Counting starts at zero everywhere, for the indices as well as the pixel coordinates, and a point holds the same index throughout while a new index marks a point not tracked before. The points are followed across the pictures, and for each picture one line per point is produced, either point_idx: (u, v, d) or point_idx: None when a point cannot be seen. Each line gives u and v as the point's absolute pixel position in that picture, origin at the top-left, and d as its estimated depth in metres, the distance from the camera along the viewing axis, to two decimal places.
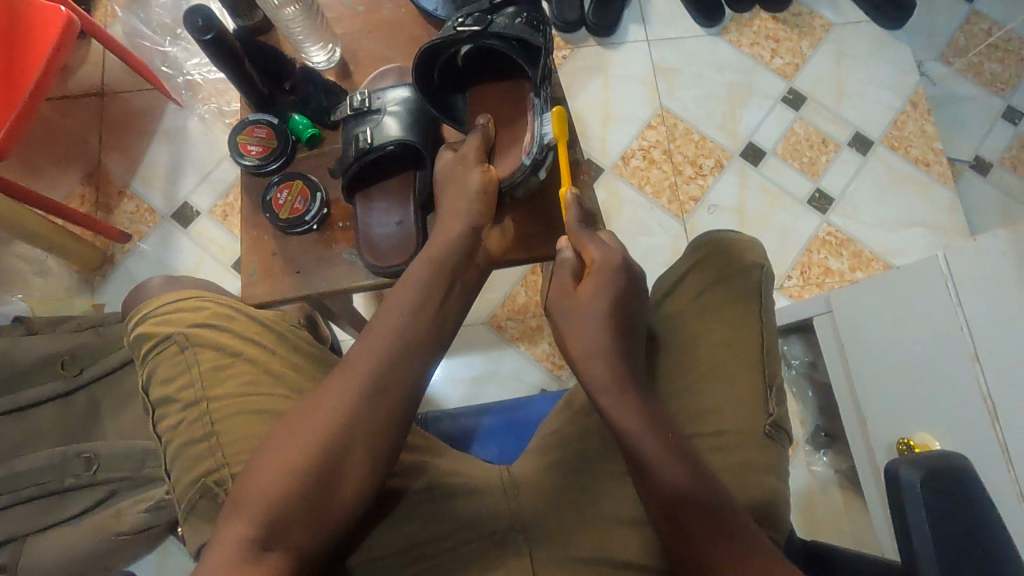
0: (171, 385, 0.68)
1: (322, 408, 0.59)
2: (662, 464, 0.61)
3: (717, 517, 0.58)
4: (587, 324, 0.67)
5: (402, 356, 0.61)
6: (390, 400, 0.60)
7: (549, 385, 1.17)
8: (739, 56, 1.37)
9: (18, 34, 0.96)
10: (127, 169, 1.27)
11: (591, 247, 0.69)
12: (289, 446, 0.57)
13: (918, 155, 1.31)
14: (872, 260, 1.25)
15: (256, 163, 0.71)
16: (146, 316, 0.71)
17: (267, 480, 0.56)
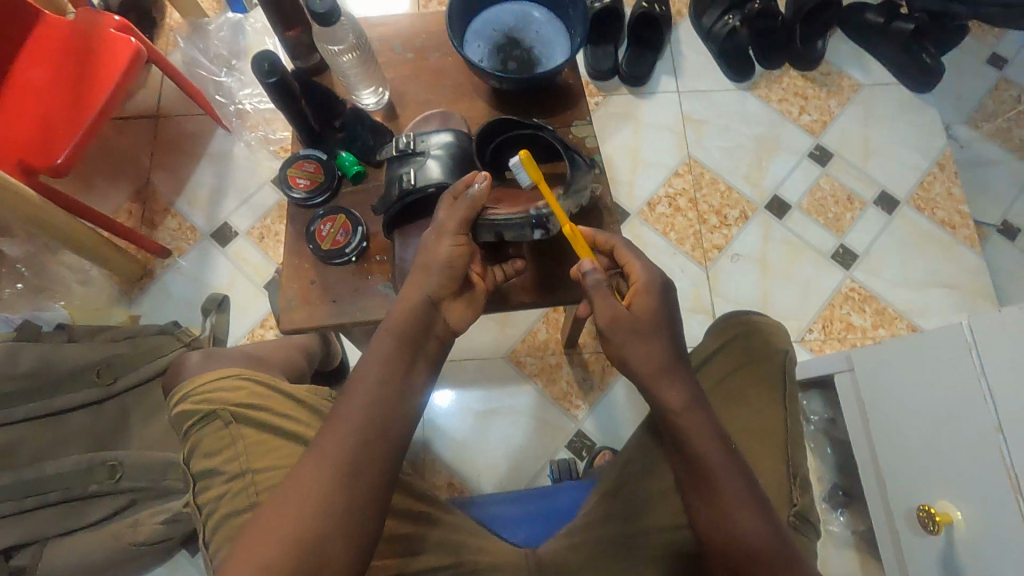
0: (214, 457, 0.70)
1: (315, 462, 0.56)
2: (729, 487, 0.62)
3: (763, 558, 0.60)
4: (643, 337, 0.64)
5: (389, 410, 0.60)
6: (379, 445, 0.58)
7: (565, 425, 1.17)
8: (768, 111, 1.40)
9: (92, 60, 1.04)
10: (173, 188, 1.33)
11: (634, 265, 0.67)
12: (287, 504, 0.55)
13: (944, 217, 1.32)
14: (896, 318, 1.25)
15: (304, 197, 0.75)
16: (188, 393, 0.74)
17: (261, 543, 0.53)
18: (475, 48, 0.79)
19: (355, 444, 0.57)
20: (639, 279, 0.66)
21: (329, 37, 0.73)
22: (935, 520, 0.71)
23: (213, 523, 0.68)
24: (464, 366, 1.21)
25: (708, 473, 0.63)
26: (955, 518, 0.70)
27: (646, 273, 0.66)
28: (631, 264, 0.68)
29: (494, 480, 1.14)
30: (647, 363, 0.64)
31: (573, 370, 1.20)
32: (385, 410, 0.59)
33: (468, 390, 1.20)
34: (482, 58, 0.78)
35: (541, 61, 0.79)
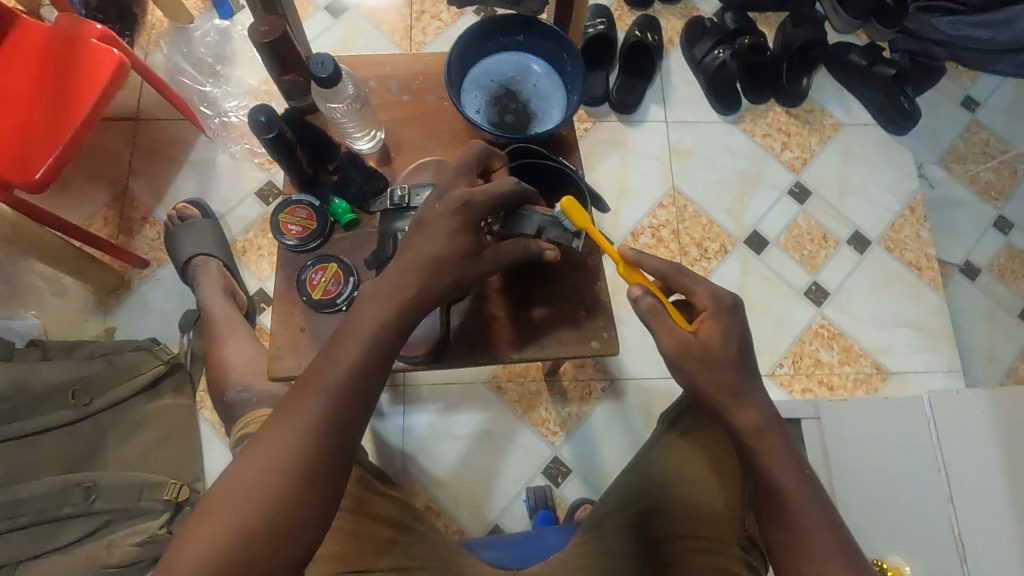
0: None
1: (262, 460, 0.52)
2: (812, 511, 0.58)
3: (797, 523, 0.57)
4: (717, 355, 0.62)
5: (348, 412, 0.55)
6: (360, 404, 0.55)
7: (541, 451, 1.20)
8: (752, 146, 1.43)
9: (73, 71, 1.01)
10: (152, 196, 1.29)
11: (699, 289, 0.64)
12: (228, 504, 0.50)
13: (911, 258, 1.38)
14: (861, 355, 1.31)
15: (297, 243, 0.75)
16: (255, 418, 0.81)
17: (234, 504, 0.50)
18: (473, 98, 0.80)
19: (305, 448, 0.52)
20: (704, 302, 0.63)
21: (329, 93, 0.72)
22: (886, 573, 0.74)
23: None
24: (445, 389, 1.23)
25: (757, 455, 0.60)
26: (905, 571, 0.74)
27: (712, 295, 0.64)
28: (695, 287, 0.65)
29: (471, 502, 1.17)
30: (714, 381, 0.61)
31: (553, 398, 1.23)
32: (345, 411, 0.54)
33: (446, 413, 1.22)
34: (479, 108, 0.80)
35: (538, 116, 0.81)
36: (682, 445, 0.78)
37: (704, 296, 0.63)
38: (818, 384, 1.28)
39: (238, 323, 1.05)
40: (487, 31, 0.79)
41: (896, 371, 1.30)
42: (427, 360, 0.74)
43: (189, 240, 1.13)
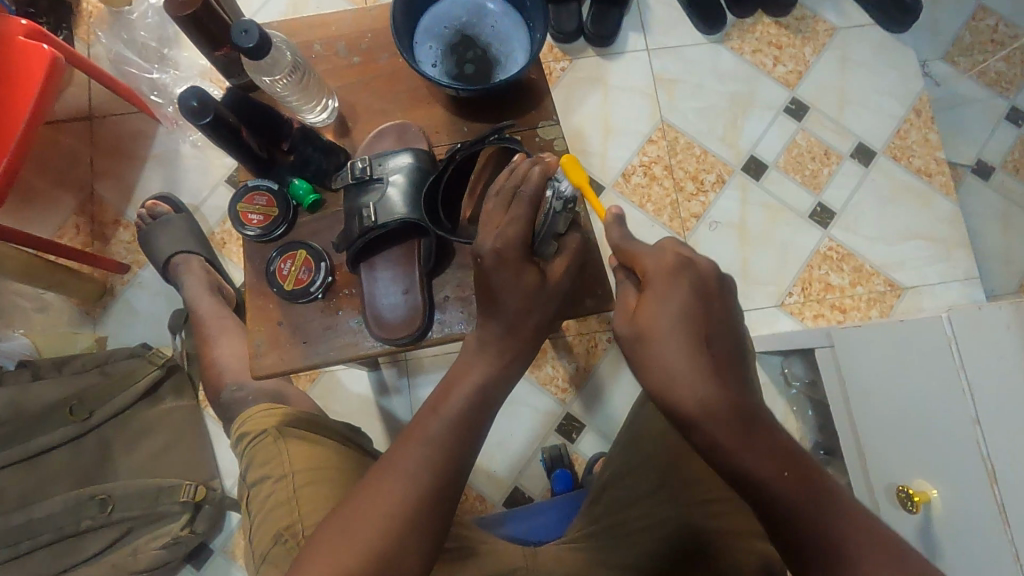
0: (264, 469, 0.71)
1: (359, 516, 0.51)
2: (836, 521, 0.45)
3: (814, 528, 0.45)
4: (663, 344, 0.48)
5: (450, 470, 0.54)
6: (463, 452, 0.56)
7: (553, 409, 1.19)
8: (741, 65, 1.34)
9: (6, 73, 0.94)
10: (120, 197, 1.24)
11: (641, 253, 0.52)
12: (317, 564, 0.50)
13: (920, 165, 1.30)
14: (873, 274, 1.25)
15: (260, 233, 0.70)
16: (246, 420, 0.78)
17: (345, 551, 0.50)
18: (428, 50, 0.73)
19: (403, 506, 0.51)
20: (650, 268, 0.50)
21: (263, 65, 0.65)
22: (913, 500, 0.74)
23: (258, 526, 0.68)
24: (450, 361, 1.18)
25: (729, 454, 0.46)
26: (932, 496, 0.73)
27: (659, 257, 0.50)
28: (641, 252, 0.52)
29: (487, 468, 1.16)
30: (660, 375, 0.47)
31: (559, 354, 1.19)
32: (445, 467, 0.54)
33: None
34: (436, 61, 0.73)
35: (501, 61, 0.73)
36: None
37: (649, 260, 0.50)
38: (830, 309, 1.23)
39: (226, 321, 1.01)
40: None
41: (909, 286, 1.25)
42: (413, 339, 0.67)
43: (164, 238, 1.08)
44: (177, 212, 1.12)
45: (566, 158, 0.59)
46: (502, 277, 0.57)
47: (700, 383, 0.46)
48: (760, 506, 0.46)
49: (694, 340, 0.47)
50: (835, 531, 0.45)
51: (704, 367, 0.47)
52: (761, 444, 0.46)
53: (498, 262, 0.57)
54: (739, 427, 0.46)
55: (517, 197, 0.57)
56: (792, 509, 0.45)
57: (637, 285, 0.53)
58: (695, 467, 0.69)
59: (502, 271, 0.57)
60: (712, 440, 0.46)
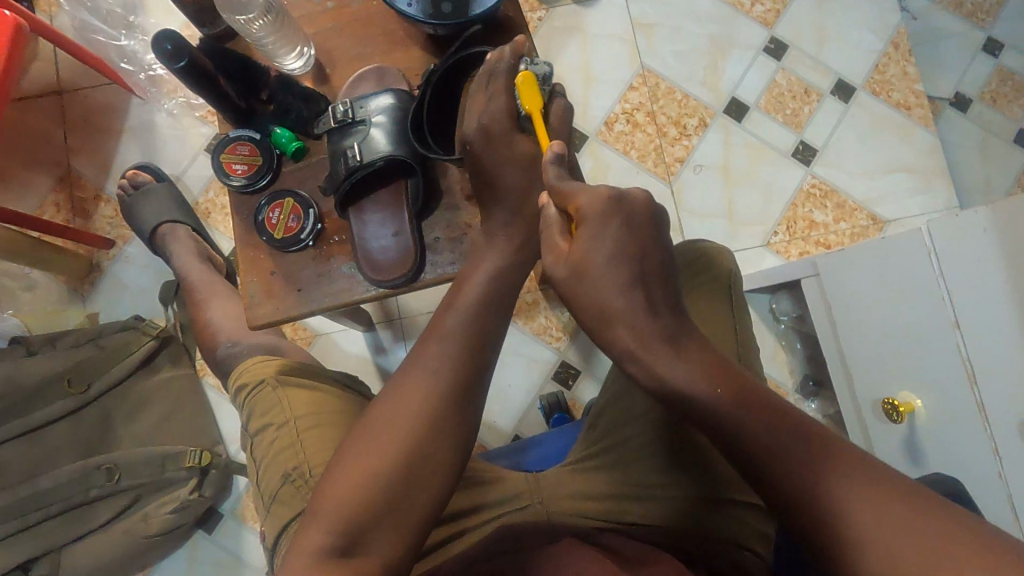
0: (265, 417, 0.72)
1: (383, 425, 0.55)
2: (828, 470, 0.43)
3: (771, 445, 0.45)
4: (599, 283, 0.51)
5: (464, 373, 0.56)
6: (474, 356, 0.57)
7: (548, 357, 1.20)
8: (719, 6, 1.33)
9: None
10: (98, 171, 1.22)
11: (579, 189, 0.52)
12: (341, 477, 0.53)
13: (899, 99, 1.31)
14: (856, 209, 1.27)
15: (245, 183, 0.70)
16: (243, 371, 0.79)
17: (369, 468, 0.53)
18: None
19: (415, 422, 0.54)
20: (584, 206, 0.51)
21: (235, 2, 0.66)
22: (899, 411, 0.77)
23: (264, 471, 0.71)
24: None
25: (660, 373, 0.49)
26: (916, 406, 0.76)
27: (592, 193, 0.51)
28: (575, 190, 0.52)
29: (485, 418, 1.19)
30: (596, 313, 0.51)
31: (551, 304, 1.21)
32: (460, 370, 0.56)
33: None
34: (410, 0, 0.69)
35: None
36: None
37: (585, 200, 0.51)
38: (815, 245, 1.25)
39: (217, 285, 1.01)
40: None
41: (892, 219, 1.27)
42: (407, 280, 0.68)
43: (149, 209, 1.07)
44: (159, 182, 1.10)
45: (521, 78, 0.62)
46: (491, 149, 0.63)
47: (653, 345, 0.50)
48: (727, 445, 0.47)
49: (632, 276, 0.50)
50: (837, 491, 0.42)
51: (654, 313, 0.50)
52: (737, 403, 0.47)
53: (488, 139, 0.62)
54: (722, 391, 0.48)
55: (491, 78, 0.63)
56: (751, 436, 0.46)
57: (565, 224, 0.55)
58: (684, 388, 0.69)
59: (492, 148, 0.62)
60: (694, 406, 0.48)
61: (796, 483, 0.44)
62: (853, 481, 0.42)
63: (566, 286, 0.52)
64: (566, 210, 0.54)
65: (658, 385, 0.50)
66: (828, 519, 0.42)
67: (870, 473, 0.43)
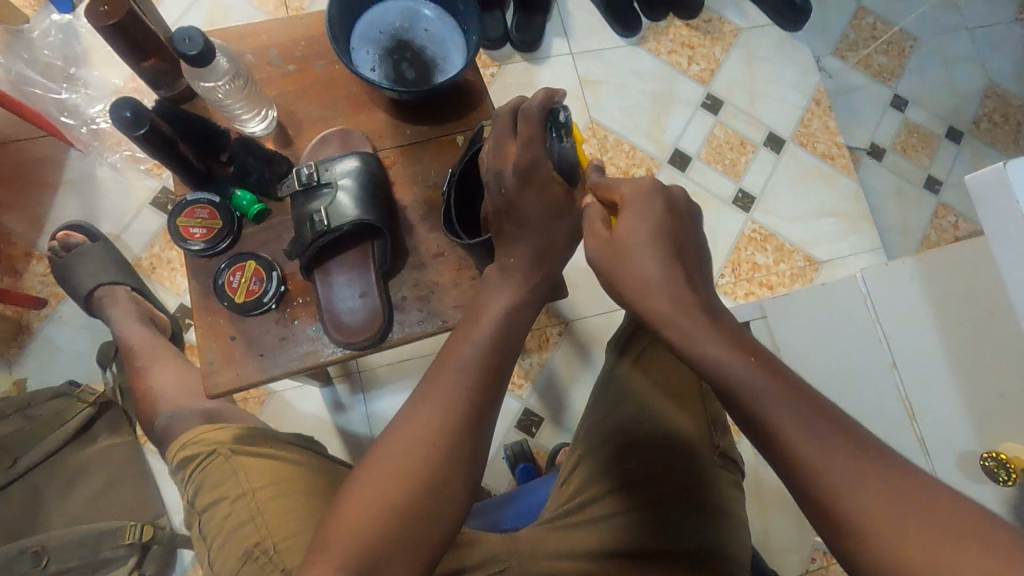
0: (216, 492, 0.69)
1: (399, 448, 0.54)
2: (843, 455, 0.44)
3: (782, 407, 0.46)
4: (638, 259, 0.53)
5: (482, 400, 0.57)
6: (491, 382, 0.58)
7: (511, 406, 1.20)
8: (660, 65, 1.42)
9: None
10: (30, 227, 1.15)
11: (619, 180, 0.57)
12: (354, 504, 0.51)
13: (824, 150, 1.43)
14: (793, 251, 1.36)
15: (203, 247, 0.68)
16: (190, 440, 0.75)
17: (387, 486, 0.52)
18: (365, 54, 0.73)
19: (434, 441, 0.54)
20: (627, 193, 0.55)
21: (201, 72, 0.65)
22: None
23: (216, 550, 0.67)
24: (405, 367, 1.16)
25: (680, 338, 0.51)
26: None
27: (633, 182, 0.56)
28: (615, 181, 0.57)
29: None
30: (639, 285, 0.53)
31: None
32: (480, 394, 0.57)
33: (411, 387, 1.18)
34: (374, 65, 0.73)
35: (439, 63, 0.75)
36: (640, 370, 0.76)
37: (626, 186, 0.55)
38: (759, 286, 1.33)
39: (162, 348, 0.96)
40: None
41: (825, 259, 1.37)
42: (375, 341, 0.67)
43: (85, 270, 1.00)
44: (93, 242, 1.04)
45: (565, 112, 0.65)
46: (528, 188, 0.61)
47: (690, 312, 0.51)
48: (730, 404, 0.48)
49: (671, 256, 0.53)
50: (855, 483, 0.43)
51: (678, 302, 0.52)
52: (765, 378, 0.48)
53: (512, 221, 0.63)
54: (748, 362, 0.49)
55: (518, 117, 0.61)
56: (765, 393, 0.47)
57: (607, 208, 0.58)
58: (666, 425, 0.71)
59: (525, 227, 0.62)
60: (709, 370, 0.49)
61: (806, 458, 0.44)
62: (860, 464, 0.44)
63: (611, 266, 0.54)
64: (610, 201, 0.58)
65: (680, 347, 0.51)
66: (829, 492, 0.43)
67: (885, 463, 0.44)
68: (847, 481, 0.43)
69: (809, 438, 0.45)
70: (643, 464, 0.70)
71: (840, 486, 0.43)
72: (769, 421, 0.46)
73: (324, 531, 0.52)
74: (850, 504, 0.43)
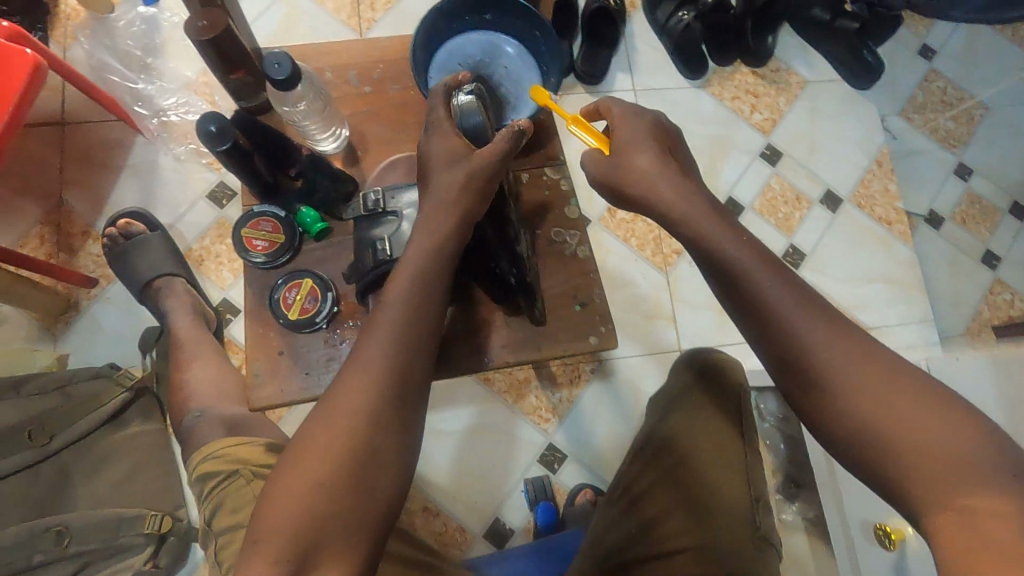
0: (236, 513, 0.68)
1: (319, 441, 0.52)
2: (839, 356, 0.52)
3: (801, 308, 0.54)
4: (659, 175, 0.61)
5: (405, 374, 0.56)
6: (411, 360, 0.57)
7: (535, 439, 1.19)
8: (722, 111, 1.41)
9: None
10: (91, 207, 1.18)
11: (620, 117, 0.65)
12: (279, 506, 0.50)
13: (882, 214, 1.39)
14: (840, 314, 1.33)
15: (265, 260, 0.69)
16: (212, 454, 0.75)
17: (312, 477, 0.51)
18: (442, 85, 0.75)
19: (357, 426, 0.53)
20: (626, 131, 0.64)
21: (287, 97, 0.68)
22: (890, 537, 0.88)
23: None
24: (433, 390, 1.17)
25: (708, 244, 0.58)
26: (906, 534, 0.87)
27: (635, 117, 0.65)
28: (620, 121, 0.65)
29: (467, 500, 1.15)
30: (664, 203, 0.61)
31: (542, 384, 1.21)
32: (401, 373, 0.55)
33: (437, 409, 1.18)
34: None
35: (512, 101, 0.76)
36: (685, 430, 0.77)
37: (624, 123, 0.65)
38: None
39: (202, 344, 0.97)
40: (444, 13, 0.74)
41: (873, 326, 1.33)
42: None
43: (144, 262, 1.02)
44: (153, 232, 1.04)
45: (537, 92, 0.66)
46: (439, 152, 0.64)
47: (714, 219, 0.59)
48: (743, 308, 0.56)
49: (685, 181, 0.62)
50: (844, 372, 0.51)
51: (729, 238, 0.57)
52: (822, 323, 0.53)
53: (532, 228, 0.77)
54: (762, 266, 0.56)
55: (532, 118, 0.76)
56: (771, 300, 0.55)
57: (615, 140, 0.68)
58: (709, 494, 0.71)
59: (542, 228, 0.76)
60: (731, 273, 0.56)
61: (814, 350, 0.52)
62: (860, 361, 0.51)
63: (623, 172, 0.63)
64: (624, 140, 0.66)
65: (700, 245, 0.59)
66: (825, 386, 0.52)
67: (882, 359, 0.51)
68: (851, 380, 0.51)
69: (816, 332, 0.53)
70: (682, 528, 0.68)
71: (840, 365, 0.51)
72: (782, 322, 0.54)
73: (252, 533, 0.50)
74: (843, 388, 0.51)
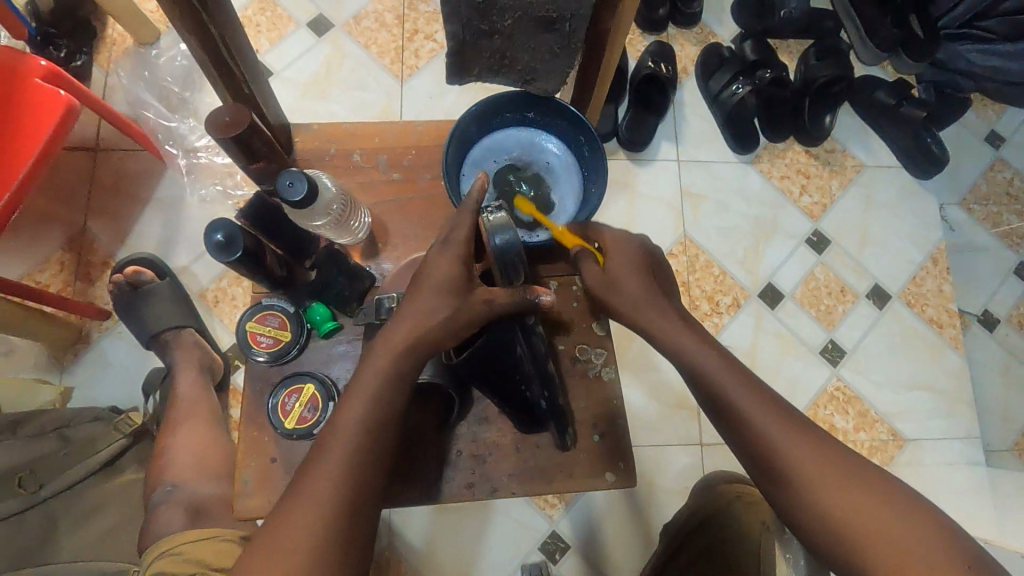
0: None
1: (299, 512, 0.55)
2: (795, 461, 0.60)
3: (749, 417, 0.64)
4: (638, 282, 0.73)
5: (374, 444, 0.60)
6: (384, 430, 0.61)
7: (538, 525, 1.12)
8: (769, 190, 1.33)
9: (23, 112, 0.90)
10: (113, 238, 1.17)
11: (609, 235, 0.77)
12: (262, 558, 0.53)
13: (933, 315, 1.30)
14: (877, 421, 1.24)
15: (270, 356, 0.72)
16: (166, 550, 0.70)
17: (298, 530, 0.55)
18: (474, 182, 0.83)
19: (337, 493, 0.57)
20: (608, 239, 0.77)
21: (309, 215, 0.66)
22: None
23: None
24: None
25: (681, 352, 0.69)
26: None
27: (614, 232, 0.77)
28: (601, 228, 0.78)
29: None
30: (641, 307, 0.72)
31: None
32: (374, 441, 0.60)
33: None
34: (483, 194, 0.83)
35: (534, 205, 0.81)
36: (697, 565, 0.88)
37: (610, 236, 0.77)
38: None
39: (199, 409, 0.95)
40: (493, 109, 0.81)
41: (912, 438, 1.23)
42: None
43: (152, 314, 1.00)
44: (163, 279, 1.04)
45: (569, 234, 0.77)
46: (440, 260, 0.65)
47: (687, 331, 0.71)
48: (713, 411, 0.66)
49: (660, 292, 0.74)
50: (799, 477, 0.60)
51: (704, 351, 0.68)
52: (772, 418, 0.63)
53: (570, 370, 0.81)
54: (731, 374, 0.66)
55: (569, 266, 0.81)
56: (731, 405, 0.65)
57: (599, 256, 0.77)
58: None
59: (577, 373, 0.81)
60: (706, 382, 0.67)
61: (770, 454, 0.62)
62: (808, 466, 0.60)
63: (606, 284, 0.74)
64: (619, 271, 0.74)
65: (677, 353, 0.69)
66: (784, 487, 0.61)
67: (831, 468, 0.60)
68: (806, 483, 0.59)
69: (774, 442, 0.62)
70: None
71: (796, 469, 0.60)
72: (746, 424, 0.64)
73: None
74: (799, 491, 0.60)
